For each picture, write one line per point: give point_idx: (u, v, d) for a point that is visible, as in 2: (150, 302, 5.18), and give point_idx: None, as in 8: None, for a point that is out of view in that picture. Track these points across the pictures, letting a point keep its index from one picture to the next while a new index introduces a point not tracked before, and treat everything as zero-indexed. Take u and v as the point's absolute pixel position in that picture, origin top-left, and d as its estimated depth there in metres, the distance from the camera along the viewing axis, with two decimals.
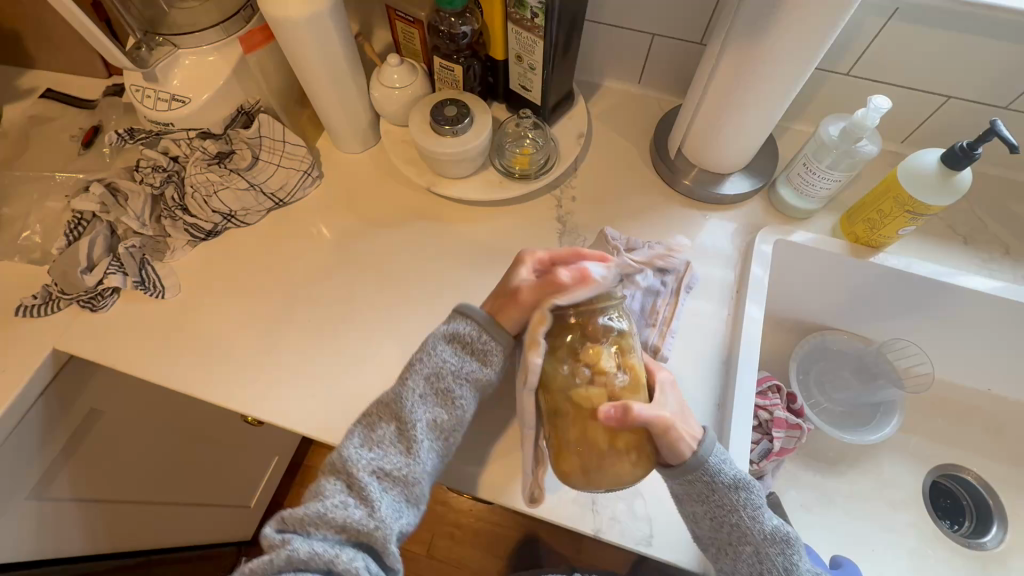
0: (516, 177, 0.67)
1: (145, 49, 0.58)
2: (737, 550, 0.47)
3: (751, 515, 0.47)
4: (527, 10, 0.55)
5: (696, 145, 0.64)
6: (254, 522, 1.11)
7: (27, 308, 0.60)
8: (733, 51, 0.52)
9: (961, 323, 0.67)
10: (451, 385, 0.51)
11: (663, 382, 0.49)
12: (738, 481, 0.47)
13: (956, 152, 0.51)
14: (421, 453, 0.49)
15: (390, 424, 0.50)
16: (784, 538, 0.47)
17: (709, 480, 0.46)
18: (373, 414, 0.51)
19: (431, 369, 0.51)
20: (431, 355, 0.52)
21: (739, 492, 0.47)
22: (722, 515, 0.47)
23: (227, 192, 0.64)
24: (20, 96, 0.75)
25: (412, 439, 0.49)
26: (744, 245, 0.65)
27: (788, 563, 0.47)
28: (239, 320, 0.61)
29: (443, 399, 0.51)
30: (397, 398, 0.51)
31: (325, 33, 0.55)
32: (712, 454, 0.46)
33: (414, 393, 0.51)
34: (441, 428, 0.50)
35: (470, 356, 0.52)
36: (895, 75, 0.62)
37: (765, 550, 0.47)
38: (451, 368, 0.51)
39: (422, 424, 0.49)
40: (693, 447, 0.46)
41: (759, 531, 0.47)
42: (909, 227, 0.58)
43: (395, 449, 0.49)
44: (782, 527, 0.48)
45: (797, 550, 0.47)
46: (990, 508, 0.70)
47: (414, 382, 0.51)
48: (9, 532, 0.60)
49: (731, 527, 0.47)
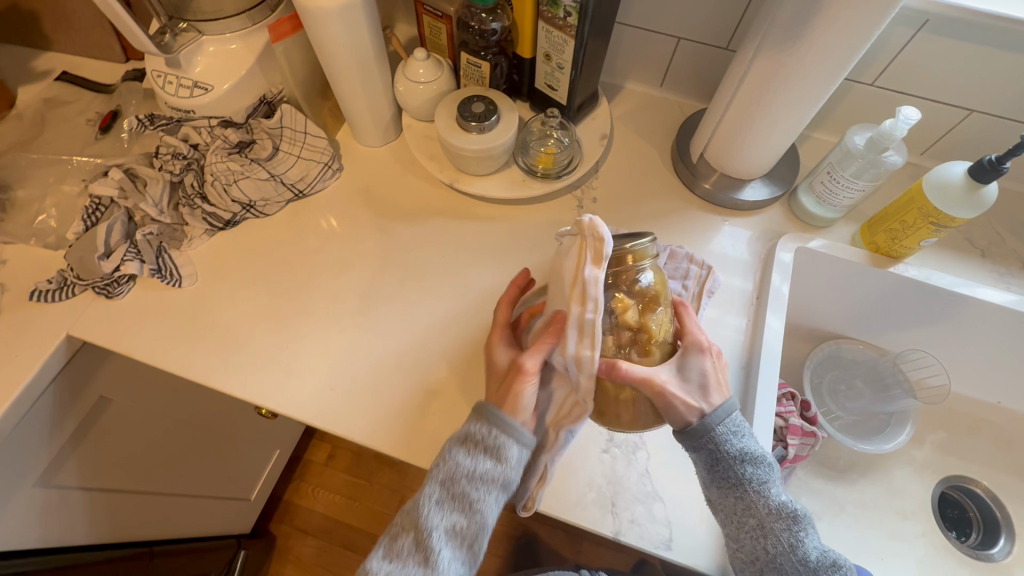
0: (539, 176, 0.66)
1: (170, 34, 0.58)
2: (741, 521, 0.46)
3: (757, 489, 0.46)
4: (560, 8, 0.54)
5: (720, 150, 0.64)
6: (254, 516, 1.10)
7: (42, 293, 0.59)
8: (765, 60, 0.52)
9: (975, 336, 0.68)
10: (468, 489, 0.45)
11: (690, 348, 0.48)
12: (747, 453, 0.46)
13: (984, 166, 0.51)
14: (441, 564, 0.44)
15: (409, 536, 0.45)
16: (792, 516, 0.46)
17: (716, 448, 0.46)
18: (395, 525, 0.47)
19: (445, 473, 0.46)
20: (446, 458, 0.47)
21: (746, 465, 0.46)
22: (727, 484, 0.46)
23: (247, 181, 0.63)
24: (35, 78, 0.74)
25: (429, 548, 0.44)
26: (764, 251, 0.65)
27: (794, 540, 0.45)
28: (256, 311, 0.61)
29: (461, 504, 0.45)
30: (414, 504, 0.46)
31: (355, 24, 0.55)
32: (723, 423, 0.46)
33: (430, 499, 0.46)
34: (461, 534, 0.45)
35: (484, 455, 0.46)
36: (921, 87, 0.62)
37: (770, 525, 0.45)
38: (465, 471, 0.46)
39: (440, 533, 0.45)
40: (695, 417, 0.46)
41: (764, 505, 0.46)
42: (931, 238, 0.59)
43: (414, 559, 0.44)
44: (791, 503, 0.46)
45: (804, 529, 0.46)
46: (997, 520, 0.71)
47: (430, 487, 0.46)
48: (14, 519, 0.59)
49: (736, 498, 0.46)
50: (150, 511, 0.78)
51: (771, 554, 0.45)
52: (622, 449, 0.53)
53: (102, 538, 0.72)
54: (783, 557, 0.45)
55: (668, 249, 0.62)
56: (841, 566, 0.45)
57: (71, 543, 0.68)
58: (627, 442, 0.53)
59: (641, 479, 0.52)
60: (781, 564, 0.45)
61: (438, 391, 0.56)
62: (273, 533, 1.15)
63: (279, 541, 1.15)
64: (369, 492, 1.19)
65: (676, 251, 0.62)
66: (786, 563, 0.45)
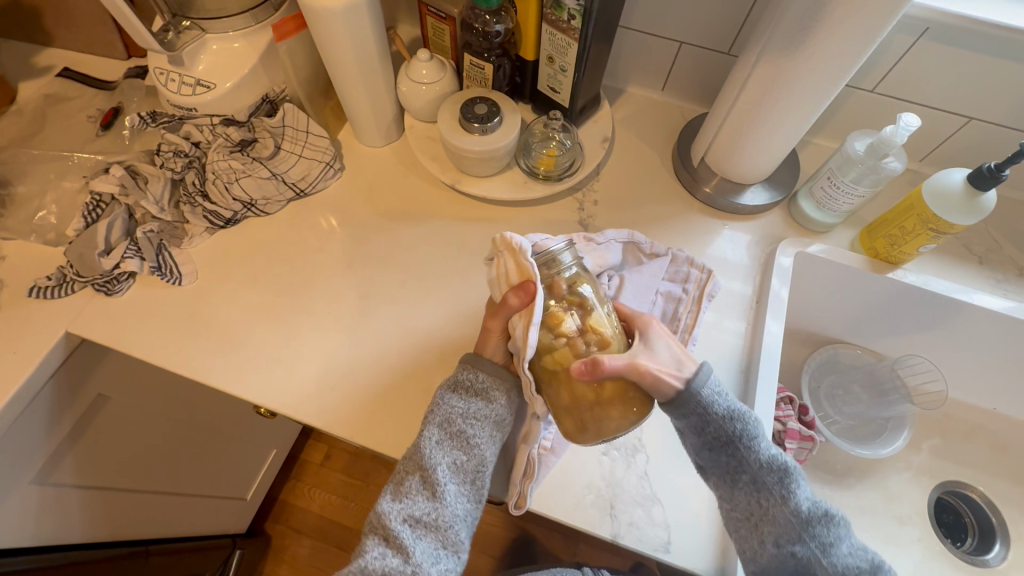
0: (540, 178, 0.67)
1: (173, 32, 0.58)
2: (736, 479, 0.47)
3: (748, 445, 0.47)
4: (564, 11, 0.55)
5: (720, 154, 0.64)
6: (250, 515, 1.09)
7: (41, 289, 0.59)
8: (768, 64, 0.52)
9: (972, 341, 0.68)
10: (464, 427, 0.49)
11: (645, 327, 0.48)
12: (734, 412, 0.47)
13: (983, 173, 0.52)
14: (448, 497, 0.48)
15: (414, 475, 0.48)
16: (782, 469, 0.47)
17: (705, 409, 0.46)
18: (399, 468, 0.50)
19: (441, 416, 0.49)
20: (439, 403, 0.50)
21: (735, 423, 0.47)
22: (719, 445, 0.47)
23: (249, 180, 0.63)
24: (35, 74, 0.74)
25: (436, 484, 0.48)
26: (765, 256, 0.65)
27: (785, 492, 0.46)
28: (256, 309, 0.60)
29: (460, 442, 0.49)
30: (415, 447, 0.49)
31: (359, 24, 0.55)
32: (707, 384, 0.46)
33: (430, 440, 0.49)
34: (462, 470, 0.49)
35: (474, 397, 0.50)
36: (920, 93, 0.62)
37: (763, 479, 0.47)
38: (460, 412, 0.49)
39: (444, 468, 0.48)
40: (677, 388, 0.45)
41: (756, 460, 0.47)
42: (930, 245, 0.59)
43: (422, 496, 0.48)
44: (780, 456, 0.47)
45: (795, 480, 0.47)
46: (992, 525, 0.71)
47: (428, 430, 0.49)
48: (10, 517, 0.59)
49: (728, 457, 0.47)
50: (147, 509, 0.78)
51: (765, 508, 0.46)
52: (621, 452, 0.53)
53: (98, 536, 0.72)
54: (777, 508, 0.46)
55: (670, 257, 0.60)
56: (835, 517, 0.46)
57: (66, 541, 0.67)
58: (626, 445, 0.54)
59: (639, 482, 0.52)
60: (774, 518, 0.46)
61: None
62: (269, 533, 1.15)
63: (275, 541, 1.15)
64: (366, 493, 1.19)
65: (677, 257, 0.60)
66: (781, 516, 0.46)
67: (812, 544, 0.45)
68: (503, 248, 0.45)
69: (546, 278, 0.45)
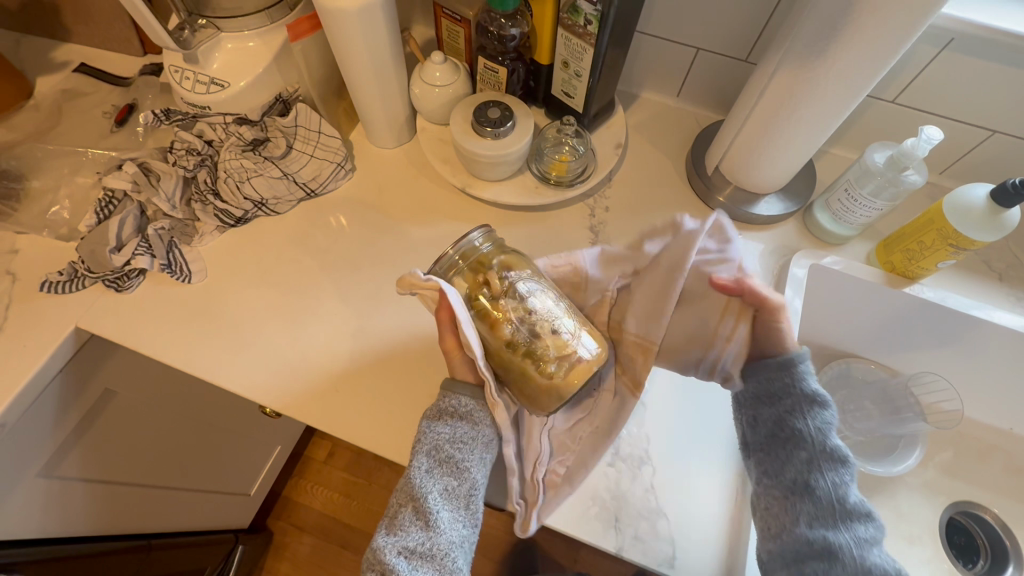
0: (551, 184, 0.66)
1: (188, 30, 0.57)
2: (791, 455, 0.46)
3: (820, 427, 0.46)
4: (581, 16, 0.54)
5: (734, 162, 0.63)
6: (252, 511, 1.09)
7: (53, 284, 0.59)
8: (785, 75, 0.51)
9: (989, 359, 0.67)
10: (454, 452, 0.48)
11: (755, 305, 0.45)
12: (835, 448, 0.45)
13: (1007, 190, 0.51)
14: (442, 524, 0.46)
15: (407, 506, 0.47)
16: (844, 460, 0.45)
17: (810, 429, 0.46)
18: (393, 501, 0.48)
19: (428, 444, 0.48)
20: (425, 432, 0.49)
21: (816, 406, 0.47)
22: (784, 418, 0.47)
23: (261, 179, 0.63)
24: (51, 69, 0.75)
25: (428, 512, 0.46)
26: (777, 267, 0.64)
27: (837, 481, 0.45)
28: (265, 310, 0.60)
29: (451, 468, 0.48)
30: (406, 478, 0.48)
31: (374, 25, 0.55)
32: (801, 361, 0.47)
33: (420, 470, 0.48)
34: (454, 495, 0.48)
35: (459, 421, 0.49)
36: (943, 105, 0.61)
37: (820, 463, 0.45)
38: (448, 438, 0.48)
39: (435, 496, 0.47)
40: (789, 347, 0.47)
41: (820, 441, 0.46)
42: (949, 260, 0.58)
43: (416, 526, 0.46)
44: (844, 451, 0.46)
45: (849, 475, 0.45)
46: (1006, 548, 0.70)
47: (417, 460, 0.48)
48: (16, 509, 0.59)
49: (789, 432, 0.47)
50: (150, 504, 0.78)
51: (810, 491, 0.45)
52: (626, 463, 0.53)
53: (102, 530, 0.72)
54: (842, 558, 0.42)
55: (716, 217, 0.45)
56: (874, 519, 0.44)
57: (69, 535, 0.67)
58: (632, 457, 0.53)
59: (646, 495, 0.51)
60: (818, 501, 0.44)
61: None
62: (272, 529, 1.15)
63: (277, 538, 1.15)
64: (368, 492, 1.19)
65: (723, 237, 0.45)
66: (823, 499, 0.44)
67: (847, 534, 0.43)
68: (410, 285, 0.43)
69: (474, 258, 0.46)
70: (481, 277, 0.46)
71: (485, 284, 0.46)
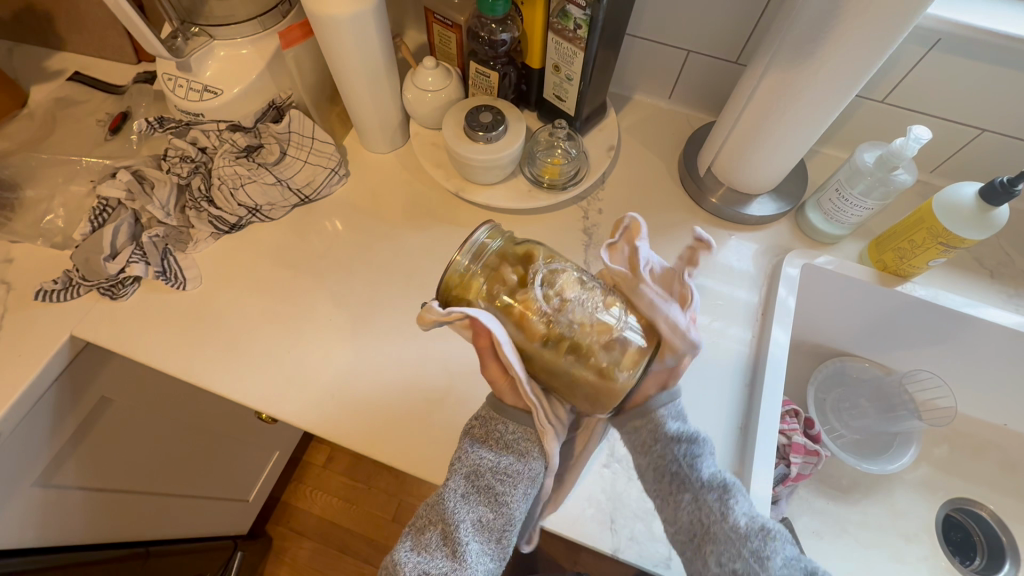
0: (545, 187, 0.66)
1: (181, 38, 0.58)
2: (677, 499, 0.44)
3: (641, 446, 0.46)
4: (571, 21, 0.54)
5: (727, 163, 0.63)
6: (251, 517, 1.09)
7: (47, 292, 0.59)
8: (774, 76, 0.52)
9: (984, 356, 0.67)
10: (495, 482, 0.46)
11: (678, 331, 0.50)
12: (712, 479, 0.44)
13: (996, 187, 0.51)
14: (469, 558, 0.44)
15: (437, 528, 0.45)
16: (723, 485, 0.44)
17: (687, 465, 0.45)
18: (422, 517, 0.46)
19: (468, 467, 0.47)
20: (466, 453, 0.47)
21: (679, 442, 0.45)
22: (661, 463, 0.45)
23: (254, 185, 0.63)
24: (45, 78, 0.75)
25: (457, 541, 0.44)
26: (770, 267, 0.64)
27: (724, 509, 0.42)
28: (259, 315, 0.61)
29: (489, 498, 0.46)
30: (438, 498, 0.46)
31: (364, 31, 0.55)
32: (664, 405, 0.47)
33: (456, 493, 0.46)
34: (488, 528, 0.45)
35: (505, 452, 0.47)
36: (931, 105, 0.62)
37: (703, 497, 0.43)
38: (489, 466, 0.46)
39: (467, 526, 0.45)
40: (656, 391, 0.48)
41: (649, 466, 0.46)
42: (940, 259, 0.58)
43: (441, 552, 0.44)
44: (720, 473, 0.45)
45: (735, 498, 0.43)
46: (1001, 543, 0.70)
47: (454, 481, 0.46)
48: (12, 518, 0.59)
49: (671, 475, 0.45)
50: (147, 510, 0.78)
51: (706, 528, 0.42)
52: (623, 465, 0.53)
53: (98, 538, 0.72)
54: None
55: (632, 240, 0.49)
56: (774, 532, 0.41)
57: (66, 543, 0.67)
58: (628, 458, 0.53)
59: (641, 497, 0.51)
60: (715, 536, 0.42)
61: (438, 401, 0.56)
62: (270, 534, 1.15)
63: (276, 542, 1.15)
64: (367, 496, 1.19)
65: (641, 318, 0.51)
66: (721, 535, 0.41)
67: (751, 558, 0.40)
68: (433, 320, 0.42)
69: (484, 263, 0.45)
70: (498, 275, 0.45)
71: (505, 284, 0.44)
